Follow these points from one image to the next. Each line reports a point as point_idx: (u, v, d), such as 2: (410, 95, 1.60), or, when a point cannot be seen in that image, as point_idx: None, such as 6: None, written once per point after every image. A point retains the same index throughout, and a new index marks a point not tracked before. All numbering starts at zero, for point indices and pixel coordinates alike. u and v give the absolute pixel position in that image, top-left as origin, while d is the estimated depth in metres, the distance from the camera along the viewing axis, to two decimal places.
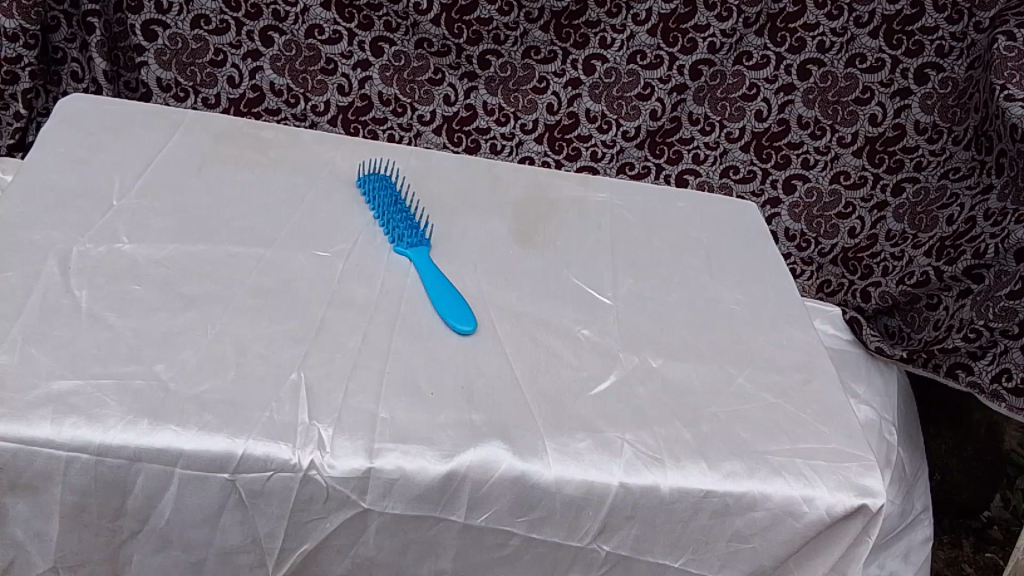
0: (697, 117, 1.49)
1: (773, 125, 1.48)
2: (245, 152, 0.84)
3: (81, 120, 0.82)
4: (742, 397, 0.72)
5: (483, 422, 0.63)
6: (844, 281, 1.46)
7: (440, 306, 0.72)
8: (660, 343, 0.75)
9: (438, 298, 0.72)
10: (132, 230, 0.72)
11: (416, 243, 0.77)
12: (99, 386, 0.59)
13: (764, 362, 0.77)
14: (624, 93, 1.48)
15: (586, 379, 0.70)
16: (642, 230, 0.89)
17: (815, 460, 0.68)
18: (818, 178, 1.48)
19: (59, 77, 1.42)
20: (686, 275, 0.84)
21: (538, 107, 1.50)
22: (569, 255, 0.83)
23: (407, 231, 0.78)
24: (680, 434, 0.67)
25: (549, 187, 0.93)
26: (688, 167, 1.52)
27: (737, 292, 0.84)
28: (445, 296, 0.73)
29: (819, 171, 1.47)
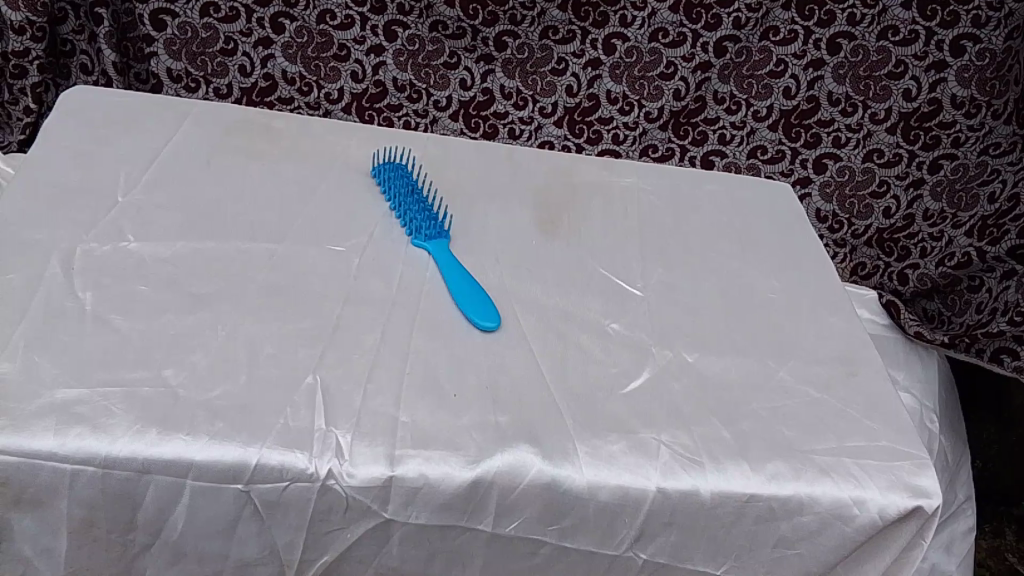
0: (723, 95, 1.43)
1: (802, 103, 1.40)
2: (255, 142, 0.81)
3: (87, 112, 0.79)
4: (784, 392, 0.68)
5: (510, 424, 0.60)
6: (880, 264, 1.45)
7: (460, 299, 0.68)
8: (695, 336, 0.71)
9: (457, 291, 0.69)
10: (138, 227, 0.68)
11: (434, 233, 0.74)
12: (105, 394, 0.55)
13: (805, 352, 0.72)
14: (647, 72, 1.42)
15: (618, 376, 0.66)
16: (672, 216, 0.84)
17: (865, 459, 0.63)
18: (850, 156, 1.42)
19: (68, 71, 1.39)
20: (720, 263, 0.80)
21: (558, 90, 1.45)
22: (596, 244, 0.79)
23: (424, 220, 0.75)
24: (719, 433, 0.63)
25: (573, 171, 0.88)
26: (712, 148, 1.47)
27: (775, 279, 0.80)
28: (465, 289, 0.69)
29: (851, 149, 1.42)
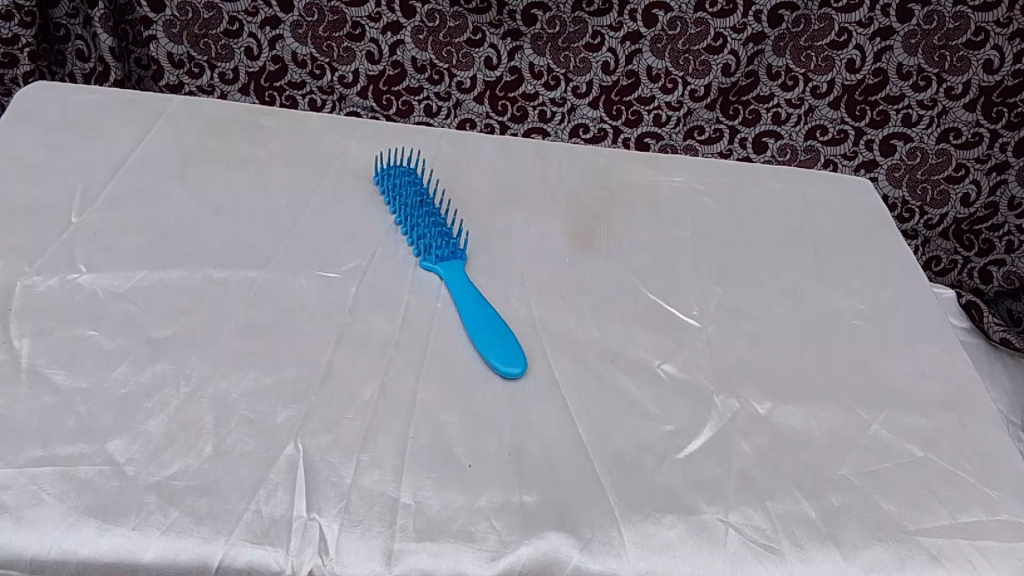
0: (778, 70, 1.26)
1: (868, 77, 1.24)
2: (237, 143, 0.68)
3: (45, 113, 0.68)
4: (880, 452, 0.55)
5: (538, 505, 0.48)
6: (957, 258, 1.33)
7: (480, 335, 0.56)
8: (765, 378, 0.58)
9: (476, 326, 0.56)
10: (93, 255, 0.57)
11: (446, 254, 0.61)
12: (35, 476, 0.44)
13: (902, 398, 0.59)
14: (691, 46, 1.26)
15: (673, 436, 0.53)
16: (732, 222, 0.71)
17: (987, 540, 0.50)
18: (921, 136, 1.27)
19: (63, 58, 1.28)
20: (792, 281, 0.66)
21: (592, 66, 1.29)
22: (642, 258, 0.66)
23: (435, 238, 0.62)
24: (800, 510, 0.50)
25: (614, 168, 0.75)
26: (766, 129, 1.31)
27: (860, 300, 0.66)
28: (484, 323, 0.56)
29: (923, 128, 1.27)
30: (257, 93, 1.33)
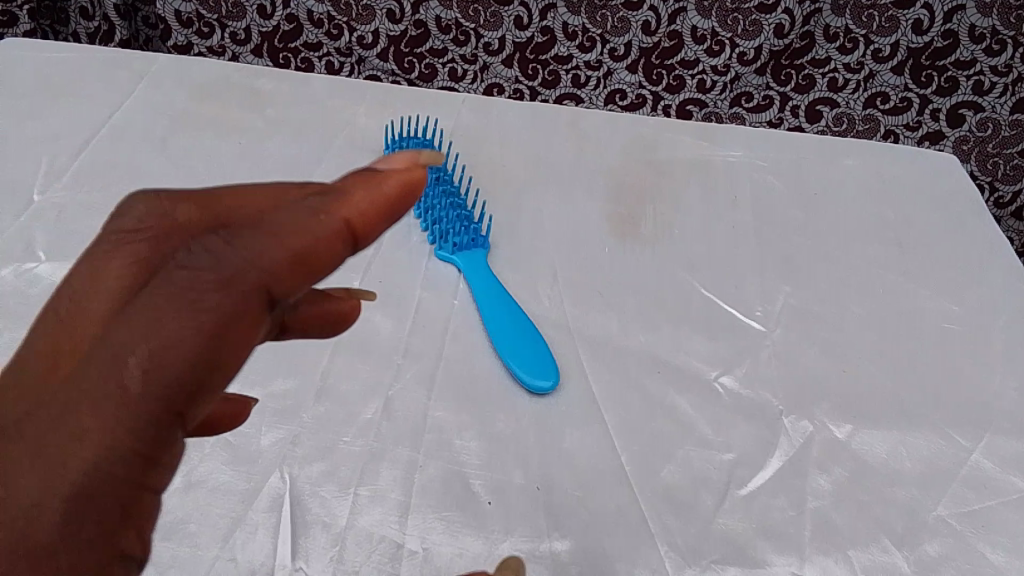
0: (837, 31, 0.96)
1: (937, 37, 0.96)
2: (229, 110, 0.59)
3: (13, 77, 0.60)
4: (983, 488, 0.45)
5: (570, 555, 0.39)
6: None
7: (502, 336, 0.47)
8: (842, 396, 0.49)
9: (498, 325, 0.48)
10: (54, 241, 0.49)
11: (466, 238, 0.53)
12: None
13: (1012, 420, 0.49)
14: (743, 4, 0.94)
15: (734, 467, 0.44)
16: (799, 202, 0.61)
17: None
18: (996, 106, 1.01)
19: (66, 16, 1.04)
20: (872, 273, 0.56)
21: (630, 26, 0.96)
22: (694, 247, 0.56)
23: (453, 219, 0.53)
24: (888, 563, 0.42)
25: (660, 138, 0.65)
26: (821, 96, 1.02)
27: (954, 295, 0.56)
28: (508, 321, 0.48)
29: (996, 97, 1.00)
30: (271, 56, 1.06)
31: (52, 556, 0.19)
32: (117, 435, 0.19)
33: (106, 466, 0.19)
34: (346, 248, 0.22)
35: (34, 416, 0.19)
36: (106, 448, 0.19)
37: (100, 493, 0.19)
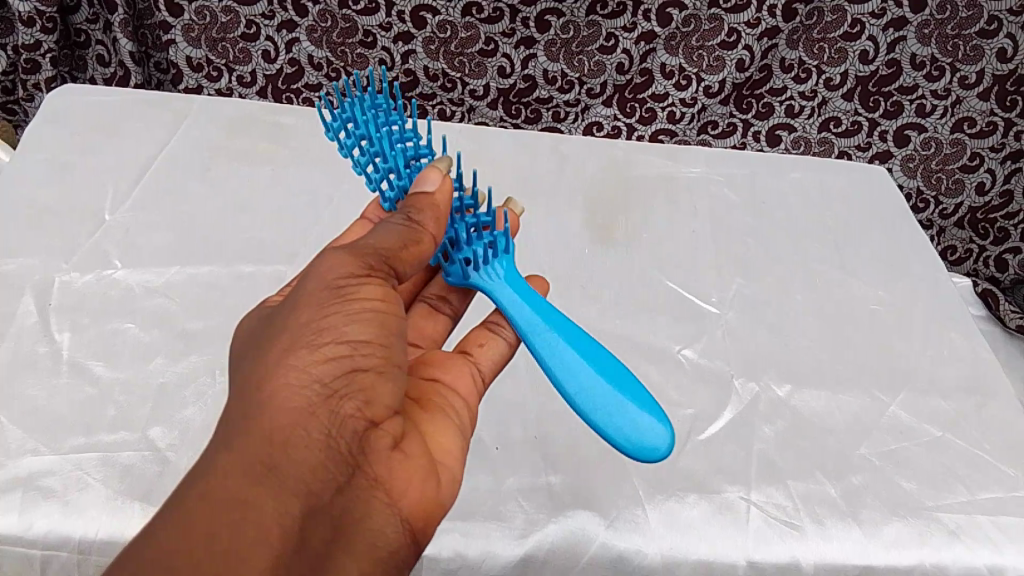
0: (791, 63, 0.99)
1: (881, 67, 0.98)
2: (262, 141, 0.69)
3: (68, 114, 0.69)
4: (902, 433, 0.56)
5: (564, 487, 0.50)
6: (972, 248, 1.09)
7: (580, 403, 0.41)
8: (786, 364, 0.59)
9: (560, 368, 0.42)
10: (124, 251, 0.58)
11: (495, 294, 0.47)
12: (79, 462, 0.47)
13: (924, 380, 0.60)
14: (706, 42, 0.97)
15: (695, 419, 0.55)
16: (749, 212, 0.71)
17: (1004, 516, 0.52)
18: (939, 127, 1.01)
19: (85, 61, 1.05)
20: (811, 268, 0.67)
21: (606, 69, 1.01)
22: (661, 250, 0.67)
23: (474, 277, 0.47)
24: (822, 489, 0.52)
25: (632, 160, 0.75)
26: (780, 122, 1.05)
27: (881, 287, 0.66)
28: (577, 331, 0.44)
29: (938, 118, 1.01)
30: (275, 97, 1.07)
31: (254, 334, 0.38)
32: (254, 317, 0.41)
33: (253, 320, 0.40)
34: None
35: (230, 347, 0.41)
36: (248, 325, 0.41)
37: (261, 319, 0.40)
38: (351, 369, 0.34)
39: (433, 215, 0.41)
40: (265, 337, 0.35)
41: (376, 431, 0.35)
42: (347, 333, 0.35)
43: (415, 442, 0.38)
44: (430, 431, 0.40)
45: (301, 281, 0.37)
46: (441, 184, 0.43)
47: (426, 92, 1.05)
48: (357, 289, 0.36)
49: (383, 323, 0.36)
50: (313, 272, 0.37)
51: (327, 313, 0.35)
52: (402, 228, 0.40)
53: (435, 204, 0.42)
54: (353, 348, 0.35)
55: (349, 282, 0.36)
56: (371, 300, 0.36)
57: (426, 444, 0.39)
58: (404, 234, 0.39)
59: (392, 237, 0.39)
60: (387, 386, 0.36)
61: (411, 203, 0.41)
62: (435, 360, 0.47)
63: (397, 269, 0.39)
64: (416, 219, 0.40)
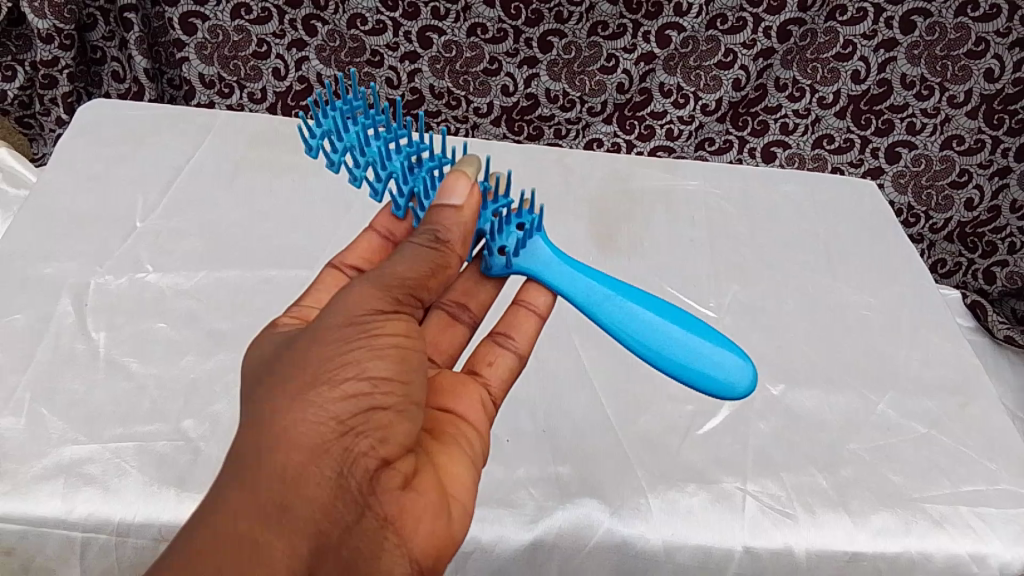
0: (786, 82, 1.03)
1: (872, 87, 1.02)
2: (282, 153, 0.73)
3: (100, 128, 0.73)
4: (889, 430, 0.59)
5: (571, 477, 0.54)
6: (961, 261, 1.11)
7: (674, 365, 0.45)
8: (780, 365, 0.63)
9: (640, 328, 0.47)
10: (155, 256, 0.62)
11: (547, 272, 0.49)
12: (117, 450, 0.50)
13: (911, 381, 0.63)
14: (703, 62, 1.02)
15: (694, 415, 0.58)
16: (745, 223, 0.75)
17: (985, 507, 0.55)
18: (929, 145, 1.05)
19: (101, 78, 1.09)
20: (803, 276, 0.71)
21: (606, 88, 1.05)
22: (661, 258, 0.70)
23: (520, 263, 0.50)
24: (814, 481, 0.55)
25: (633, 173, 0.79)
26: (775, 139, 1.08)
27: (870, 294, 0.70)
28: (641, 294, 0.48)
29: (927, 136, 1.05)
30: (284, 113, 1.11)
31: (270, 359, 0.38)
32: (268, 337, 0.42)
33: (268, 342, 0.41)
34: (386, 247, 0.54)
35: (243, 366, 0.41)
36: (264, 343, 0.42)
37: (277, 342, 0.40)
38: (368, 406, 0.35)
39: (454, 228, 0.41)
40: (283, 366, 0.36)
41: (388, 468, 0.36)
42: (371, 370, 0.35)
43: (427, 477, 0.38)
44: (443, 463, 0.41)
45: (321, 310, 0.37)
46: (469, 196, 0.43)
47: (431, 109, 1.09)
48: (379, 323, 0.37)
49: (403, 359, 0.37)
50: (333, 302, 0.37)
51: (351, 347, 0.35)
52: (425, 255, 0.39)
53: (462, 220, 0.42)
54: (371, 385, 0.35)
55: (369, 317, 0.37)
56: (390, 334, 0.37)
57: (439, 479, 0.39)
58: (426, 263, 0.39)
59: (416, 265, 0.39)
60: (403, 423, 0.37)
61: (434, 223, 0.41)
62: (445, 381, 0.48)
63: (416, 300, 0.39)
64: (440, 242, 0.40)
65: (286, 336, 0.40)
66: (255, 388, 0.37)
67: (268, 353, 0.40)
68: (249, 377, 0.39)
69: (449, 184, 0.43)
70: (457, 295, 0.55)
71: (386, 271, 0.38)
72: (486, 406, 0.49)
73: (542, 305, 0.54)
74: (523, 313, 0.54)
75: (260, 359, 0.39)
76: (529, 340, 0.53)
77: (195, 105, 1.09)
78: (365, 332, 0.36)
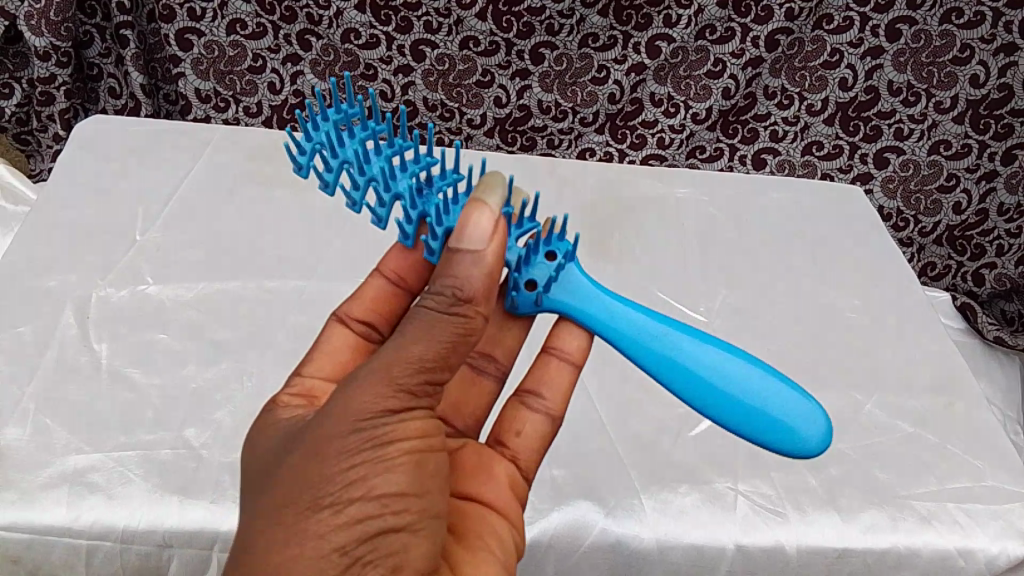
0: (774, 90, 1.05)
1: (859, 94, 1.04)
2: (280, 166, 0.74)
3: (100, 145, 0.74)
4: (877, 429, 0.60)
5: (567, 479, 0.55)
6: (950, 264, 1.13)
7: (727, 408, 0.44)
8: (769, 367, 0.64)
9: (691, 365, 0.45)
10: (157, 269, 0.63)
11: (582, 304, 0.47)
12: (121, 459, 0.51)
13: (898, 381, 0.64)
14: (693, 72, 1.03)
15: (686, 417, 0.59)
16: (734, 228, 0.77)
17: (971, 503, 0.56)
18: (917, 150, 1.07)
19: (97, 94, 1.10)
20: (792, 280, 0.72)
21: (598, 99, 1.07)
22: (653, 265, 0.72)
23: (550, 298, 0.47)
24: (804, 480, 0.57)
25: (624, 182, 0.80)
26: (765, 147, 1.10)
27: (857, 296, 0.71)
28: (689, 328, 0.46)
29: (915, 141, 1.06)
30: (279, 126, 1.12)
31: (279, 449, 0.36)
32: (282, 416, 0.40)
33: (280, 423, 0.39)
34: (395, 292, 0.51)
35: (254, 443, 0.39)
36: (278, 420, 0.39)
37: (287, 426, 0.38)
38: (374, 531, 0.32)
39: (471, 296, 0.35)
40: (286, 474, 0.33)
41: None
42: (379, 487, 0.33)
43: None
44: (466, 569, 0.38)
45: (327, 404, 0.34)
46: (488, 235, 0.37)
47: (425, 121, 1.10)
48: (387, 428, 0.33)
49: (418, 461, 0.34)
50: (338, 397, 0.34)
51: (359, 461, 0.32)
52: (442, 330, 0.34)
53: (479, 272, 0.36)
54: (378, 507, 0.32)
55: (374, 421, 0.33)
56: (400, 440, 0.33)
57: None
58: (443, 343, 0.34)
59: (432, 347, 0.34)
60: (416, 540, 0.34)
61: (455, 279, 0.35)
62: (471, 464, 0.46)
63: (436, 382, 0.35)
64: (460, 303, 0.35)
65: (300, 421, 0.37)
66: (261, 488, 0.35)
67: (277, 438, 0.37)
68: (258, 466, 0.37)
69: (470, 220, 0.37)
70: (482, 344, 0.51)
71: (395, 362, 0.33)
72: (516, 486, 0.46)
73: (575, 351, 0.49)
74: (555, 363, 0.49)
75: (268, 447, 0.37)
76: (560, 397, 0.50)
77: (192, 120, 1.11)
78: (373, 442, 0.33)
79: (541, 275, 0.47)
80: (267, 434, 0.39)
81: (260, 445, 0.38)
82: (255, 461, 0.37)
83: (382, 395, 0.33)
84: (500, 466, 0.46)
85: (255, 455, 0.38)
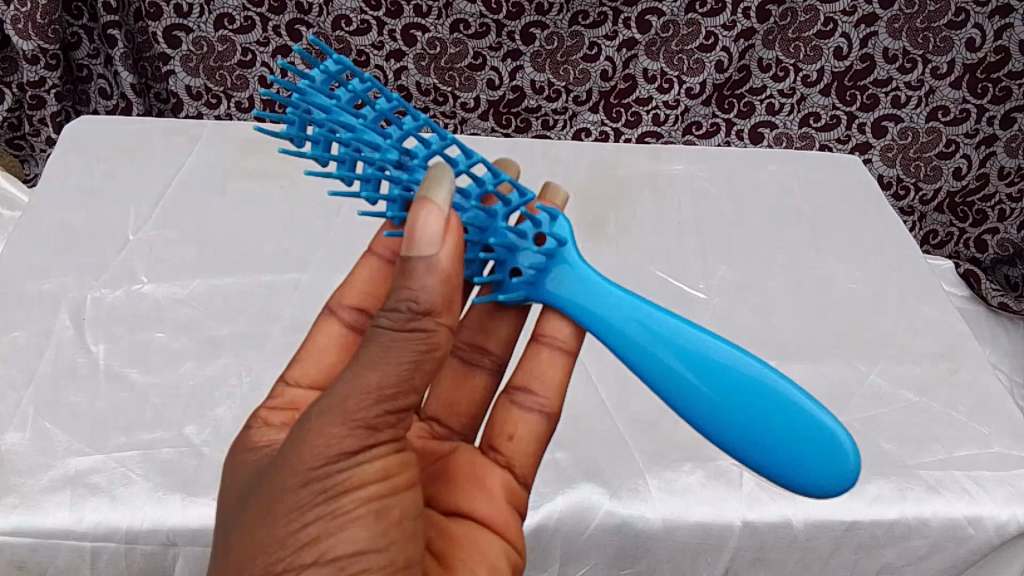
0: (769, 62, 1.04)
1: (856, 63, 1.02)
2: (269, 160, 0.74)
3: (90, 145, 0.74)
4: (881, 399, 0.60)
5: (569, 462, 0.55)
6: (952, 231, 1.13)
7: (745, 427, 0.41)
8: (770, 341, 0.63)
9: (702, 374, 0.42)
10: (151, 267, 0.63)
11: (576, 300, 0.45)
12: (122, 459, 0.51)
13: (902, 351, 0.64)
14: (685, 46, 1.02)
15: None
16: (731, 203, 0.76)
17: (978, 470, 0.56)
18: (915, 117, 1.06)
19: (88, 96, 1.10)
20: (790, 253, 0.71)
21: (590, 76, 1.05)
22: (650, 243, 0.71)
23: (542, 289, 0.45)
24: None
25: (619, 161, 0.80)
26: (761, 120, 1.09)
27: (856, 267, 0.71)
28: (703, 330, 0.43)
29: (913, 109, 1.05)
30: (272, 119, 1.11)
31: (244, 485, 0.37)
32: (250, 437, 0.40)
33: (247, 447, 0.40)
34: (385, 271, 0.50)
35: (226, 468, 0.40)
36: (247, 442, 0.40)
37: (252, 454, 0.39)
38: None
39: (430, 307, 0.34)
40: (248, 525, 0.35)
41: None
42: (334, 548, 0.33)
43: None
44: None
45: (281, 447, 0.35)
46: (439, 236, 0.35)
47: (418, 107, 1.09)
48: (338, 477, 0.34)
49: (379, 510, 0.35)
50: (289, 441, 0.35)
51: (314, 517, 0.34)
52: (402, 350, 0.34)
53: (436, 279, 0.35)
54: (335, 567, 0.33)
55: (326, 470, 0.34)
56: (354, 490, 0.34)
57: None
58: (402, 366, 0.34)
59: (389, 373, 0.34)
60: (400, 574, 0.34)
61: (410, 289, 0.34)
62: (462, 474, 0.46)
63: (397, 410, 0.34)
64: (418, 314, 0.34)
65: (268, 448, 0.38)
66: (226, 531, 0.36)
67: (244, 465, 0.38)
68: (227, 498, 0.38)
69: (416, 223, 0.35)
70: (471, 337, 0.50)
71: (349, 397, 0.33)
72: (512, 492, 0.46)
73: (567, 339, 0.48)
74: (547, 353, 0.48)
75: (236, 479, 0.38)
76: (553, 390, 0.48)
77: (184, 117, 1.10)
78: (328, 494, 0.34)
79: (526, 264, 0.44)
80: (243, 449, 0.40)
81: (229, 474, 0.39)
82: (225, 492, 0.39)
83: (334, 436, 0.33)
84: (491, 477, 0.46)
85: (226, 483, 0.39)
